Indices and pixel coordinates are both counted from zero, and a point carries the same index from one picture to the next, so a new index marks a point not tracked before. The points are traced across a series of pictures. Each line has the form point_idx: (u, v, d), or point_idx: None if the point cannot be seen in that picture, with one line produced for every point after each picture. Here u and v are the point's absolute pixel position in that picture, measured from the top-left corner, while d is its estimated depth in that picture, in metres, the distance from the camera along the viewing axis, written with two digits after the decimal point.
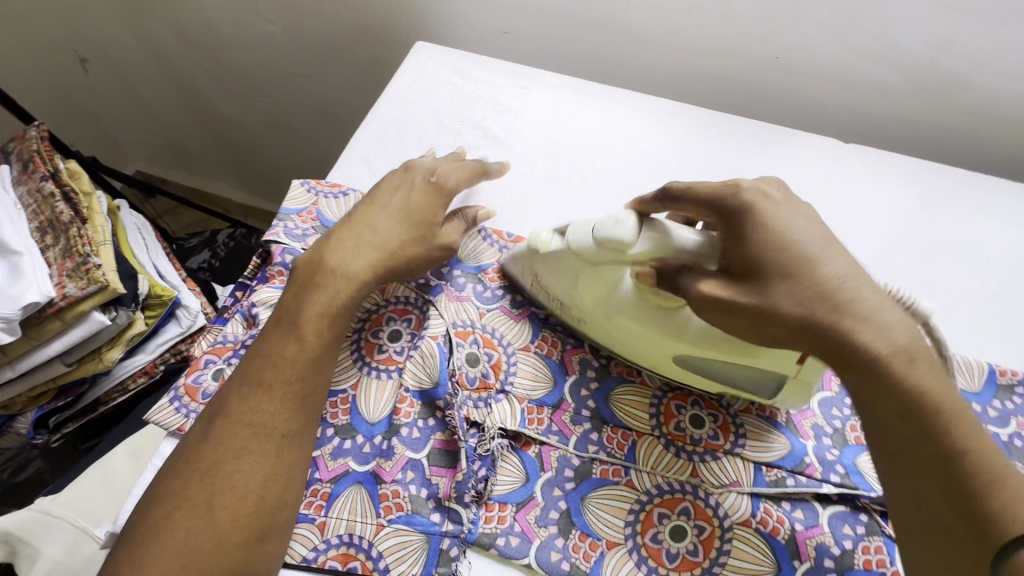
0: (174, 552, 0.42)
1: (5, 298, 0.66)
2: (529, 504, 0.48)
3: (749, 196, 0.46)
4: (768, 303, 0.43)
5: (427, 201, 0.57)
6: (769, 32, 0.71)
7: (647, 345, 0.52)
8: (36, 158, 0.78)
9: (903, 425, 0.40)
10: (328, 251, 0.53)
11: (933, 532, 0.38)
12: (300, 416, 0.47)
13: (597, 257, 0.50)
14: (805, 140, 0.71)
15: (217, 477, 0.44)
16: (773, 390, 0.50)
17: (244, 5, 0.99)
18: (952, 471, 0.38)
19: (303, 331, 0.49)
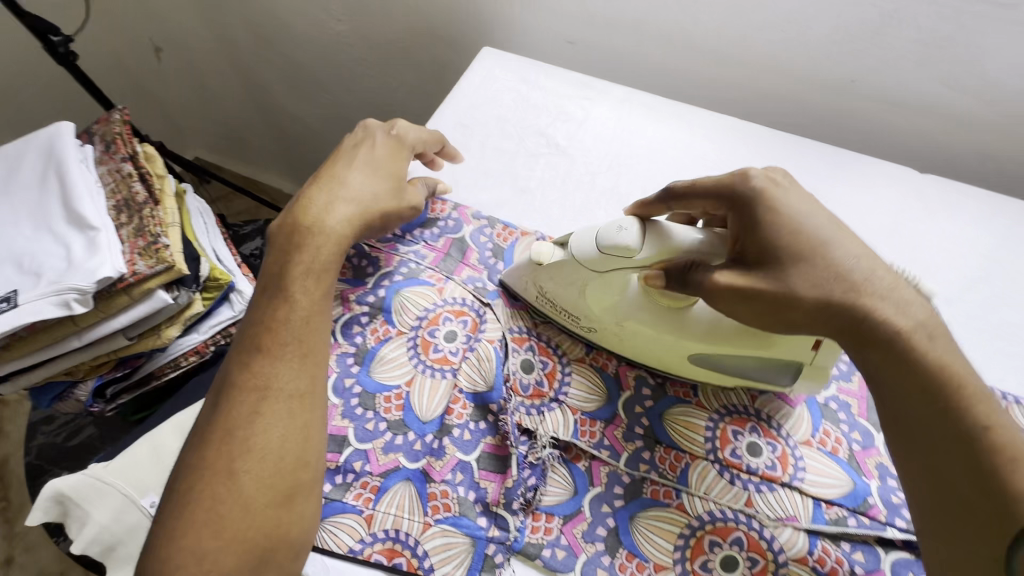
0: (204, 521, 0.43)
1: (81, 271, 0.70)
2: (576, 517, 0.47)
3: (759, 183, 0.48)
4: (787, 288, 0.44)
5: (392, 160, 0.58)
6: (847, 55, 0.69)
7: (660, 348, 0.52)
8: (118, 140, 0.82)
9: (922, 403, 0.39)
10: (304, 212, 0.53)
11: (956, 512, 0.37)
12: (305, 374, 0.48)
13: (604, 266, 0.50)
14: (878, 168, 0.68)
15: (234, 445, 0.46)
16: (790, 377, 0.51)
17: (316, 5, 1.03)
18: (973, 447, 0.37)
19: (291, 291, 0.50)
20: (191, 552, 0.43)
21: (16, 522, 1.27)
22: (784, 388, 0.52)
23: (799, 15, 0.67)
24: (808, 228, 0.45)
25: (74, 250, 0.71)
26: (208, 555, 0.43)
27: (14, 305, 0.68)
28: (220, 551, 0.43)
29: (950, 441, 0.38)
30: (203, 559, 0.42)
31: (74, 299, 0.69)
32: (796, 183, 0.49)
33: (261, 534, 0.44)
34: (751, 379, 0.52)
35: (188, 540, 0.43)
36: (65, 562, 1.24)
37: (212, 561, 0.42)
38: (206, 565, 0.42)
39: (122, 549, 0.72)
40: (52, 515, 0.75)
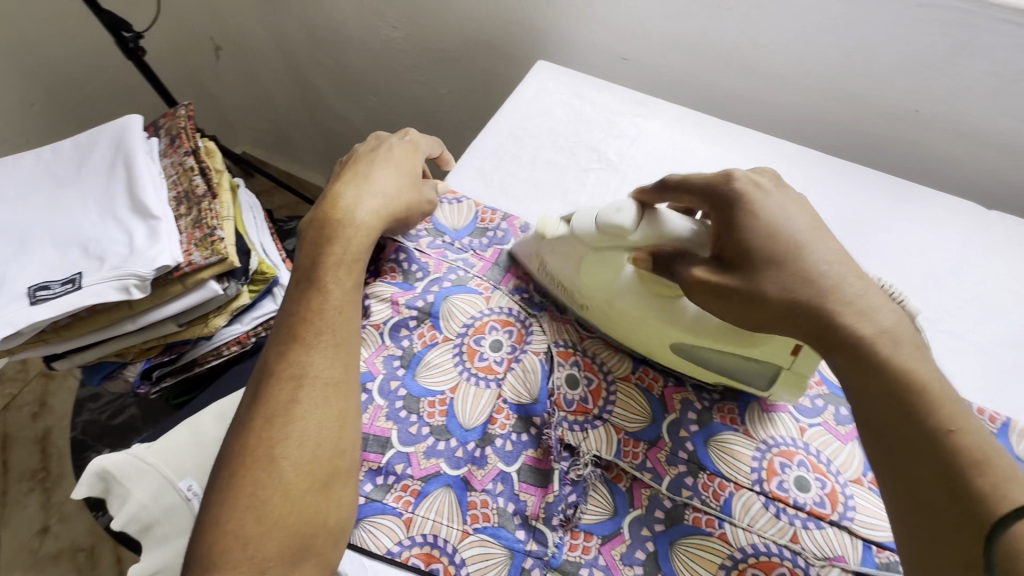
0: (247, 507, 0.44)
1: (141, 257, 0.72)
2: (615, 538, 0.47)
3: (741, 185, 0.46)
4: (752, 285, 0.43)
5: (410, 160, 0.62)
6: (914, 83, 0.67)
7: (645, 332, 0.53)
8: (182, 135, 0.86)
9: (889, 407, 0.39)
10: (334, 209, 0.56)
11: (928, 515, 0.36)
12: (340, 362, 0.50)
13: (598, 242, 0.52)
14: (941, 201, 0.66)
15: (273, 433, 0.47)
16: (769, 381, 0.51)
17: (373, 11, 1.05)
18: (940, 450, 0.36)
19: (324, 283, 0.53)
20: (236, 537, 0.44)
21: (53, 492, 1.33)
22: (763, 391, 0.52)
23: (865, 41, 0.66)
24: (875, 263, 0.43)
25: (136, 237, 0.74)
26: (251, 541, 0.43)
27: (78, 287, 0.71)
28: (262, 537, 0.44)
29: (918, 446, 0.37)
30: (248, 545, 0.43)
31: (134, 286, 0.72)
32: (783, 185, 0.48)
33: (300, 521, 0.44)
34: (728, 376, 0.52)
35: (233, 526, 0.44)
36: (96, 534, 1.29)
37: (256, 547, 0.43)
38: (250, 550, 0.43)
39: (159, 529, 0.74)
40: (96, 491, 0.77)
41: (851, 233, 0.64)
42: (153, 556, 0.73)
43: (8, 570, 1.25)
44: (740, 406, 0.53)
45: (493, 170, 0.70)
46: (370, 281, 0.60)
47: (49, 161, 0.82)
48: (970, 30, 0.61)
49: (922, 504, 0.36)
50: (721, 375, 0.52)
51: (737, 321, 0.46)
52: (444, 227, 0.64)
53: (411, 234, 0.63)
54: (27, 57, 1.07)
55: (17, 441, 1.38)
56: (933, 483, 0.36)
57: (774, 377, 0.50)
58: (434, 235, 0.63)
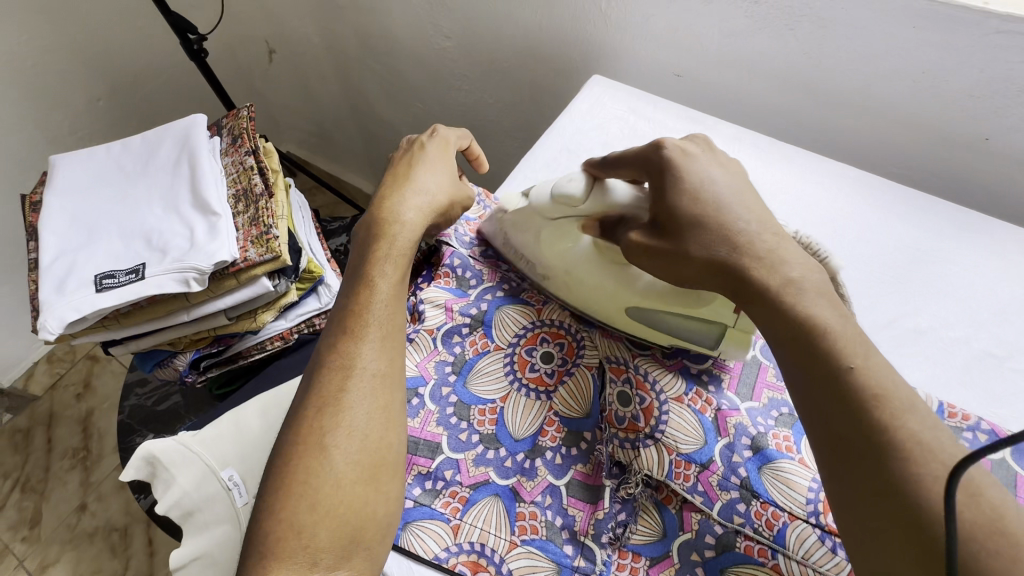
0: (300, 494, 0.44)
1: (201, 251, 0.75)
2: (664, 561, 0.46)
3: (669, 153, 0.50)
4: (679, 247, 0.46)
5: (444, 157, 0.63)
6: (987, 111, 0.65)
7: (604, 296, 0.57)
8: (243, 135, 0.89)
9: (798, 350, 0.39)
10: (380, 209, 0.57)
11: (838, 449, 0.36)
12: (386, 355, 0.50)
13: (554, 213, 0.57)
14: (1010, 233, 0.63)
15: (323, 423, 0.47)
16: (715, 340, 0.54)
17: (426, 20, 1.07)
18: (841, 384, 0.36)
19: (371, 278, 0.53)
20: (289, 522, 0.44)
21: (92, 471, 1.38)
22: (711, 351, 0.55)
23: (936, 67, 0.64)
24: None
25: (197, 232, 0.77)
26: (305, 530, 0.43)
27: (141, 277, 0.74)
28: (315, 525, 0.43)
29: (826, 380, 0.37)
30: (300, 532, 0.43)
31: (193, 278, 0.75)
32: (711, 151, 0.52)
33: (348, 510, 0.44)
34: (679, 339, 0.55)
35: (288, 514, 0.44)
36: (129, 515, 1.33)
37: (309, 535, 0.43)
38: (303, 540, 0.43)
39: (199, 516, 0.76)
40: (142, 474, 0.80)
41: (913, 263, 0.62)
42: (194, 541, 0.76)
43: (47, 544, 1.30)
44: (795, 434, 0.51)
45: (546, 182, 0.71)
46: (425, 285, 0.61)
47: (119, 155, 0.86)
48: None
49: (834, 443, 0.36)
50: (674, 338, 0.55)
51: (662, 275, 0.49)
52: None
53: (465, 239, 0.66)
54: (99, 54, 1.12)
55: (61, 420, 1.44)
56: (845, 422, 0.36)
57: (722, 336, 0.54)
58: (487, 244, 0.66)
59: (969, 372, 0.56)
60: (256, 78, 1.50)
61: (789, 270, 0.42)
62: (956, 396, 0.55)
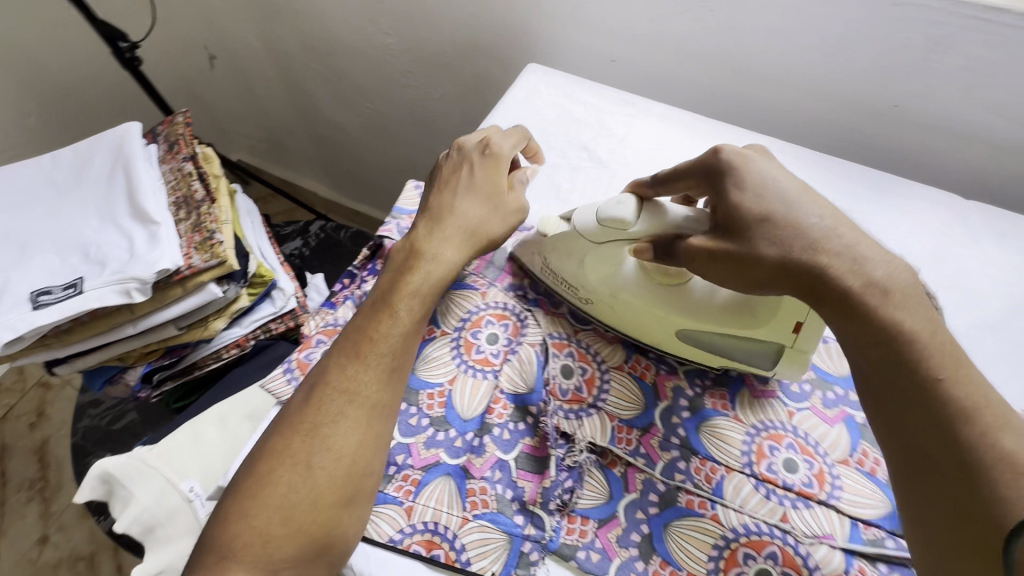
0: (278, 504, 0.45)
1: (142, 261, 0.73)
2: (611, 522, 0.48)
3: (726, 158, 0.49)
4: (750, 248, 0.45)
5: (492, 181, 0.59)
6: (892, 79, 0.69)
7: (652, 321, 0.54)
8: (180, 141, 0.87)
9: (879, 360, 0.41)
10: (421, 240, 0.56)
11: (919, 464, 0.38)
12: (391, 386, 0.50)
13: (599, 237, 0.54)
14: (918, 192, 0.68)
15: (317, 440, 0.47)
16: (772, 360, 0.53)
17: (365, 17, 1.07)
18: (927, 398, 0.38)
19: (394, 307, 0.52)
20: (258, 532, 0.44)
21: (52, 502, 1.33)
22: (768, 372, 0.54)
23: (843, 39, 0.68)
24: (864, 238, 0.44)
25: (136, 242, 0.75)
26: (273, 539, 0.44)
27: (79, 292, 0.72)
28: (283, 537, 0.44)
29: (908, 395, 0.39)
30: (267, 540, 0.44)
31: (135, 289, 0.73)
32: (768, 157, 0.51)
33: (320, 529, 0.45)
34: (734, 361, 0.54)
35: (261, 522, 0.45)
36: (95, 543, 1.29)
37: (275, 546, 0.44)
38: (269, 548, 0.44)
39: (161, 531, 0.75)
40: (99, 493, 0.79)
41: None
42: (155, 557, 0.74)
43: None
44: (730, 392, 0.55)
45: None
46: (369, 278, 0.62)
47: (49, 169, 0.83)
48: (942, 27, 0.63)
49: (915, 461, 0.38)
50: (727, 359, 0.54)
51: (741, 287, 0.47)
52: None
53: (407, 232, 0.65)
54: (24, 68, 1.08)
55: (15, 451, 1.38)
56: (926, 438, 0.38)
57: (778, 356, 0.52)
58: None
59: None
60: (199, 85, 1.47)
61: (874, 269, 0.43)
62: None
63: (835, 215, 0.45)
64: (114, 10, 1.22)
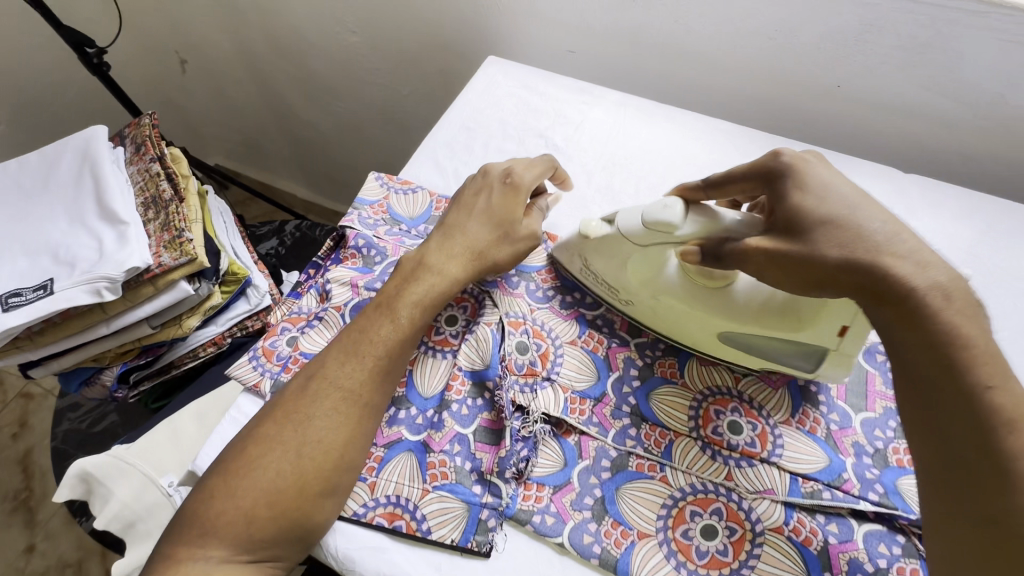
0: (263, 487, 0.46)
1: (112, 261, 0.74)
2: (565, 488, 0.51)
3: (788, 159, 0.50)
4: (812, 250, 0.44)
5: (507, 209, 0.58)
6: (833, 60, 0.72)
7: (693, 324, 0.55)
8: (147, 142, 0.88)
9: (930, 359, 0.40)
10: (428, 253, 0.57)
11: (956, 467, 0.38)
12: (382, 386, 0.51)
13: (645, 240, 0.53)
14: (861, 168, 0.71)
15: (307, 431, 0.48)
16: (815, 362, 0.53)
17: (330, 16, 1.08)
18: (972, 405, 0.38)
19: (397, 312, 0.53)
20: (242, 512, 0.46)
21: (37, 511, 1.33)
22: (810, 373, 0.54)
23: (784, 23, 0.71)
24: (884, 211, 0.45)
25: (106, 242, 0.76)
26: (254, 519, 0.46)
27: (49, 293, 0.73)
28: (264, 519, 0.46)
29: (953, 398, 0.39)
30: (250, 520, 0.45)
31: (105, 288, 0.74)
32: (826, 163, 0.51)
33: (299, 515, 0.46)
34: (778, 363, 0.54)
35: (244, 502, 0.46)
36: (83, 549, 1.29)
37: (255, 527, 0.45)
38: (249, 527, 0.45)
39: (141, 527, 0.77)
40: (78, 492, 0.80)
41: None
42: (137, 552, 0.76)
43: None
44: (680, 361, 0.57)
45: (447, 159, 0.73)
46: (332, 266, 0.64)
47: (16, 174, 0.84)
48: (875, 9, 0.66)
49: (949, 458, 0.39)
50: (769, 361, 0.54)
51: (801, 291, 0.47)
52: (400, 216, 0.67)
53: (368, 222, 0.67)
54: None
55: None
56: (966, 443, 0.38)
57: (823, 358, 0.52)
58: (390, 225, 0.67)
59: None
60: (170, 89, 1.47)
61: (937, 273, 0.41)
62: None
63: (899, 223, 0.44)
64: (80, 17, 1.22)
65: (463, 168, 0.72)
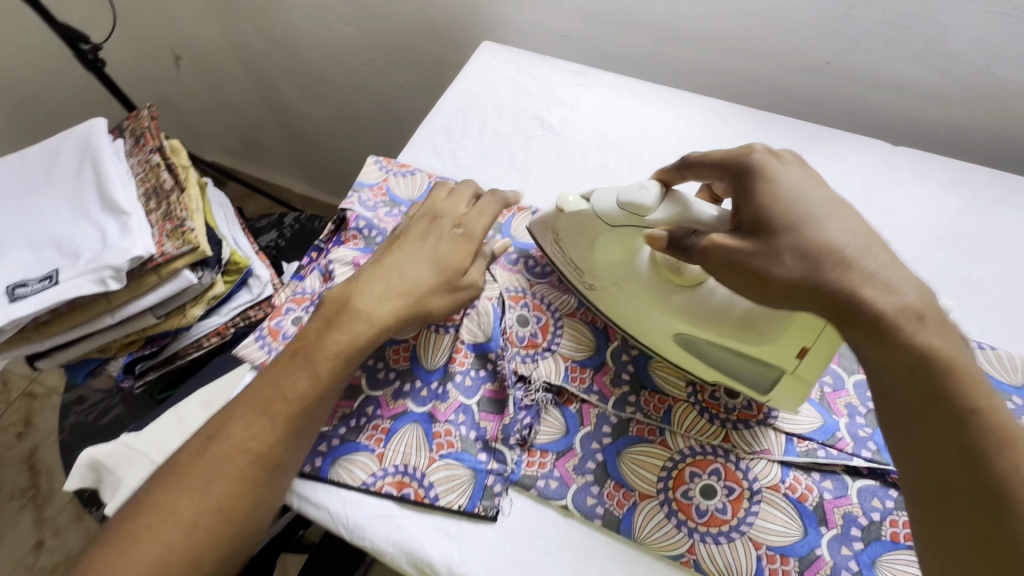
0: (153, 559, 0.44)
1: (116, 250, 0.75)
2: (568, 453, 0.52)
3: (761, 158, 0.48)
4: (769, 250, 0.43)
5: (454, 257, 0.56)
6: (824, 38, 0.74)
7: (650, 320, 0.54)
8: (146, 135, 0.90)
9: (913, 384, 0.38)
10: (356, 296, 0.53)
11: (947, 492, 0.36)
12: (293, 445, 0.49)
13: (619, 221, 0.52)
14: (853, 142, 0.72)
15: (206, 498, 0.46)
16: (768, 385, 0.51)
17: (325, 8, 1.09)
18: (961, 427, 0.36)
19: (316, 366, 0.50)
20: None
21: (45, 508, 1.34)
22: (763, 396, 0.51)
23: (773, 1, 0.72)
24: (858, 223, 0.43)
25: (109, 232, 0.77)
26: None
27: (55, 283, 0.74)
28: None
29: (940, 421, 0.37)
30: None
31: (110, 277, 0.75)
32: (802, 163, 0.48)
33: None
34: (733, 377, 0.52)
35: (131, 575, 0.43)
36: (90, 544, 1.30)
37: None
38: None
39: None
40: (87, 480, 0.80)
41: None
42: None
43: None
44: None
45: (444, 143, 0.74)
46: (333, 248, 0.65)
47: (18, 167, 0.85)
48: None
49: (939, 482, 0.37)
50: (723, 375, 0.52)
51: (750, 292, 0.44)
52: (400, 198, 0.68)
53: (368, 204, 0.68)
54: None
55: (5, 461, 1.39)
56: (955, 467, 0.36)
57: (777, 382, 0.50)
58: (390, 206, 0.68)
59: None
60: (165, 86, 1.48)
61: (907, 293, 0.39)
62: None
63: (871, 235, 0.42)
64: (75, 15, 1.23)
65: (460, 151, 0.73)
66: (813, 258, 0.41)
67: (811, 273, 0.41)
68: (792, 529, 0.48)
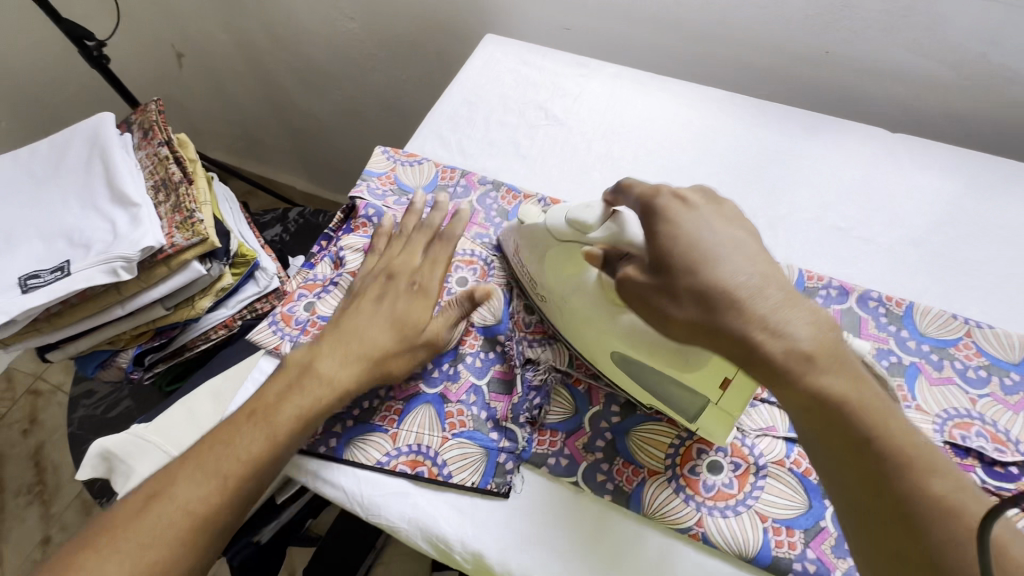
0: None
1: (127, 241, 0.76)
2: (578, 432, 0.53)
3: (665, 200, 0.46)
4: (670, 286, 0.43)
5: (413, 316, 0.56)
6: (823, 27, 0.75)
7: (589, 338, 0.53)
8: (154, 127, 0.90)
9: (813, 416, 0.39)
10: (319, 356, 0.54)
11: (863, 519, 0.37)
12: (234, 507, 0.48)
13: (564, 237, 0.53)
14: (852, 130, 0.74)
15: (137, 559, 0.44)
16: (696, 412, 0.50)
17: (328, 3, 1.10)
18: (865, 452, 0.37)
19: (275, 428, 0.50)
20: None
21: (52, 503, 1.35)
22: (690, 423, 0.51)
23: None
24: (760, 263, 0.43)
25: (119, 224, 0.78)
26: None
27: (67, 274, 0.75)
28: None
29: (846, 449, 0.38)
30: None
31: (121, 267, 0.76)
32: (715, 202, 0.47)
33: None
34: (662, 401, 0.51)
35: None
36: None
37: None
38: None
39: None
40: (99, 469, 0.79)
41: (772, 165, 0.71)
42: None
43: None
44: None
45: (450, 133, 0.76)
46: (343, 236, 0.66)
47: (27, 162, 0.86)
48: None
49: (856, 509, 0.37)
50: (655, 399, 0.52)
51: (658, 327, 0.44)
52: (408, 187, 0.70)
53: (377, 193, 0.69)
54: None
55: (11, 458, 1.40)
56: (865, 493, 0.37)
57: (704, 410, 0.49)
58: (399, 195, 0.69)
59: (821, 245, 0.66)
60: (168, 83, 1.48)
61: (795, 332, 0.40)
62: (817, 265, 0.65)
63: (767, 275, 0.42)
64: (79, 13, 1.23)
65: (466, 141, 0.75)
66: (707, 302, 0.41)
67: (707, 317, 0.41)
68: (798, 503, 0.49)
